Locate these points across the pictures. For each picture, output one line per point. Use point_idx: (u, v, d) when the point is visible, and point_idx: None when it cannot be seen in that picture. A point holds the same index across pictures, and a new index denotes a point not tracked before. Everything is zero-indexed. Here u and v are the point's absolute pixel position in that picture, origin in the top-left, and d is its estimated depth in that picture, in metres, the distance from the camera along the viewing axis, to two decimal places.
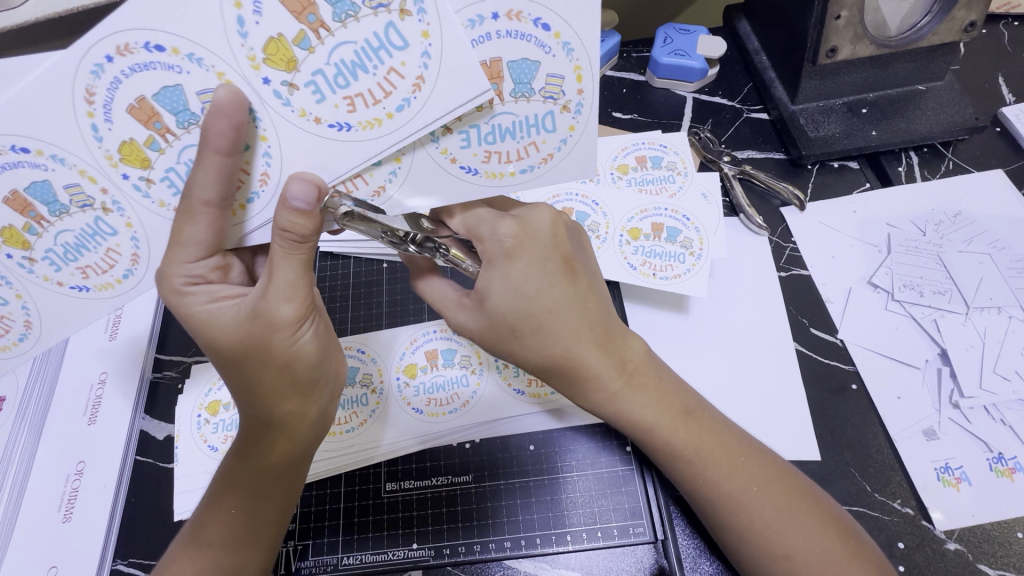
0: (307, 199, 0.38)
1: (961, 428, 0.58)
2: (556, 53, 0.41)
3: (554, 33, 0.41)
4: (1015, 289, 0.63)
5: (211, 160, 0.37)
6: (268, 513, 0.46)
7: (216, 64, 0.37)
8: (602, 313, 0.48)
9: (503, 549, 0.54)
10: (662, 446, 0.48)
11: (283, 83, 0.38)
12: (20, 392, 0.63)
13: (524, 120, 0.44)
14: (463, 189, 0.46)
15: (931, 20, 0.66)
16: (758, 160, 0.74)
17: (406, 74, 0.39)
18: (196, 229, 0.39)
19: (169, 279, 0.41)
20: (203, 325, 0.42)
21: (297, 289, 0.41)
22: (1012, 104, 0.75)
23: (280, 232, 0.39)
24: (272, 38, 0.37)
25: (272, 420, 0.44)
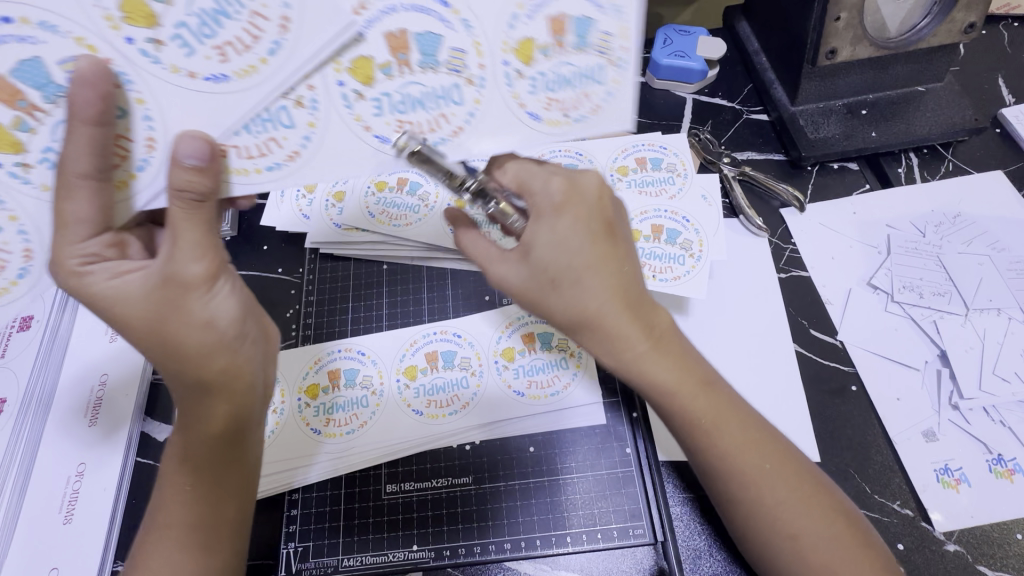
0: (199, 155, 0.39)
1: (961, 429, 0.58)
2: (608, 10, 0.40)
3: None
4: (1015, 290, 0.63)
5: (78, 131, 0.37)
6: (219, 487, 0.45)
7: (73, 29, 0.36)
8: (635, 276, 0.44)
9: (503, 550, 0.54)
10: (683, 416, 0.45)
11: (148, 41, 0.37)
12: (21, 392, 0.64)
13: (580, 71, 0.43)
14: (529, 137, 0.45)
15: (931, 21, 0.66)
16: (758, 161, 0.74)
17: (269, 16, 0.37)
18: (78, 205, 0.39)
19: (63, 264, 0.40)
20: (109, 303, 0.40)
21: (202, 244, 0.40)
22: (1012, 104, 0.75)
23: (177, 193, 0.39)
24: None
25: (207, 386, 0.42)
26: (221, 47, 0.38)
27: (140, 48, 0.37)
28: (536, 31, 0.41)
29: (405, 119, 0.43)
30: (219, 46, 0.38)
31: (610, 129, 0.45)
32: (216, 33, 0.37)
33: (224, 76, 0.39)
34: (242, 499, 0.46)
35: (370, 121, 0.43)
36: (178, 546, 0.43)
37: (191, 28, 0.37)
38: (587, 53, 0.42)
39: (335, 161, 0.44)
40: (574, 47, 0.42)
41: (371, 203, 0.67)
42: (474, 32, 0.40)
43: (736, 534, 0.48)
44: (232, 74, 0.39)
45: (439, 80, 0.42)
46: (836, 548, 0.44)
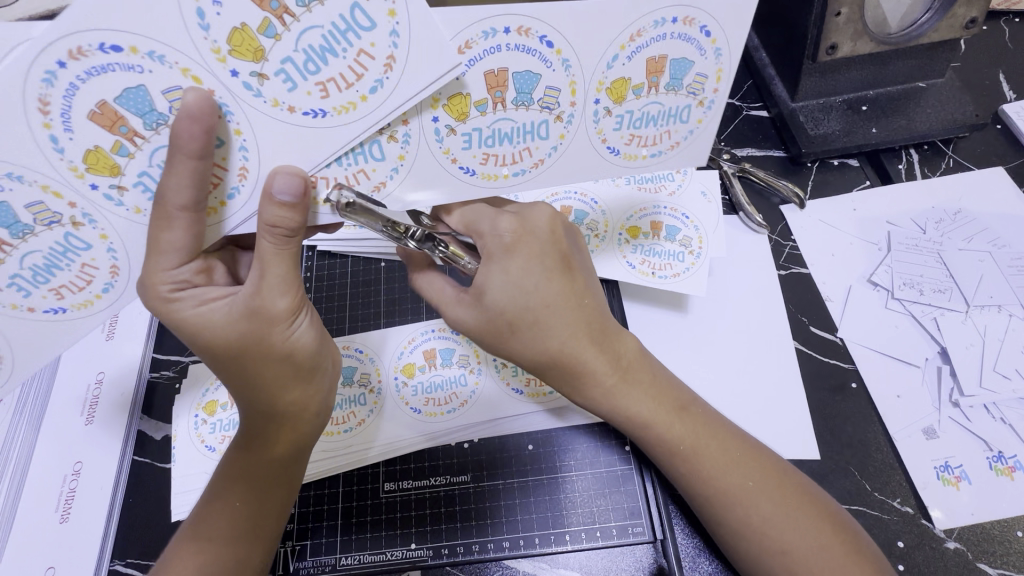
0: (293, 192, 0.37)
1: (961, 427, 0.58)
2: (708, 56, 0.40)
3: (712, 39, 0.40)
4: (1015, 287, 0.63)
5: (183, 164, 0.36)
6: (273, 505, 0.46)
7: (180, 59, 0.35)
8: (597, 310, 0.48)
9: (502, 549, 0.54)
10: (662, 441, 0.48)
11: (252, 74, 0.36)
12: (17, 388, 0.63)
13: (667, 109, 0.43)
14: (459, 189, 0.44)
15: (932, 17, 0.65)
16: (758, 158, 0.73)
17: (376, 55, 0.37)
18: (175, 235, 0.38)
19: (153, 288, 0.40)
20: (194, 328, 0.41)
21: (291, 283, 0.41)
22: (1013, 101, 0.75)
23: (269, 228, 0.38)
24: (235, 28, 0.35)
25: (277, 413, 0.45)
26: (324, 82, 0.37)
27: (244, 81, 0.36)
28: (632, 72, 0.41)
29: (491, 152, 0.43)
30: (322, 83, 0.37)
31: (684, 164, 0.46)
32: (322, 70, 0.37)
33: (323, 112, 0.38)
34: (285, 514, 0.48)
35: (457, 154, 0.43)
36: (218, 559, 0.44)
37: (297, 64, 0.36)
38: (677, 93, 0.42)
39: (421, 185, 0.44)
40: (666, 87, 0.42)
41: None
42: (572, 72, 0.40)
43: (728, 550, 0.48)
44: (331, 110, 0.38)
45: (530, 116, 0.42)
46: (829, 562, 0.44)
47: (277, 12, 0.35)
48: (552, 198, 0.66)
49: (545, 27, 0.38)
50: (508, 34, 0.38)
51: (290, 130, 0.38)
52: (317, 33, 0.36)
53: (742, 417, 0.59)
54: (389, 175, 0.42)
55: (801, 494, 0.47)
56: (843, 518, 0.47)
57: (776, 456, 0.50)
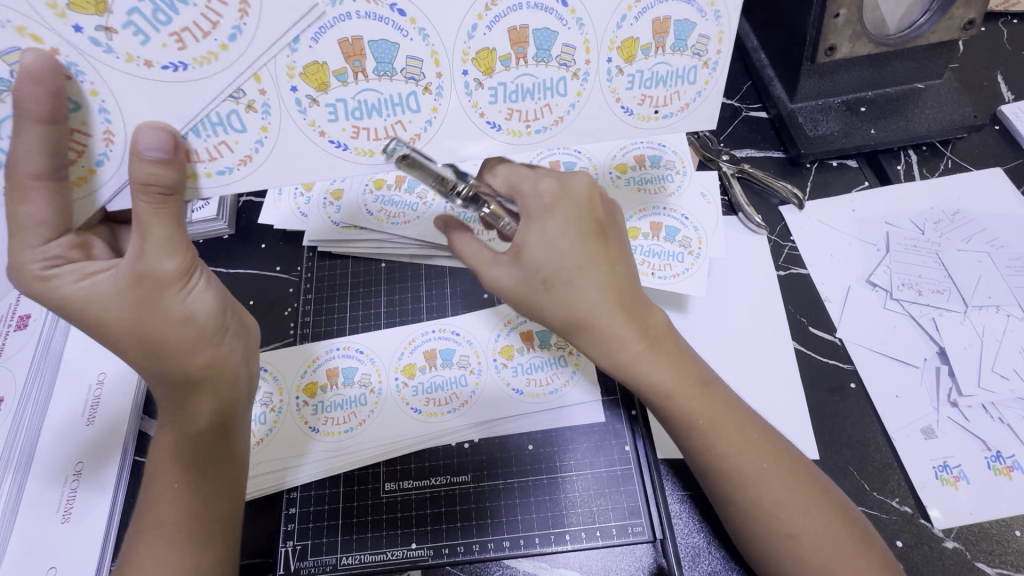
0: (161, 148, 0.38)
1: (960, 427, 0.58)
2: (708, 16, 0.43)
3: (710, 1, 0.43)
4: (1014, 287, 0.63)
5: (30, 129, 0.36)
6: (213, 478, 0.46)
7: (14, 18, 0.35)
8: (631, 278, 0.46)
9: (502, 548, 0.54)
10: (682, 419, 0.47)
11: (308, 96, 0.41)
12: (19, 389, 0.63)
13: (674, 70, 0.45)
14: (481, 141, 0.47)
15: (930, 18, 0.65)
16: (758, 159, 0.74)
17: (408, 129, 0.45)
18: (35, 208, 0.38)
19: (24, 267, 0.40)
20: (80, 304, 0.41)
21: (179, 242, 0.41)
22: (1012, 102, 0.75)
23: (141, 187, 0.38)
24: (317, 62, 0.40)
25: (193, 379, 0.44)
26: (177, 33, 0.37)
27: (89, 36, 0.36)
28: (640, 32, 0.43)
29: (514, 108, 0.46)
30: (176, 33, 0.37)
31: (687, 128, 0.49)
32: (173, 19, 0.36)
33: (182, 64, 0.38)
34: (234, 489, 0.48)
35: (485, 109, 0.45)
36: (176, 542, 0.44)
37: (144, 15, 0.36)
38: (683, 55, 0.45)
39: (453, 145, 0.47)
40: (672, 48, 0.44)
41: (369, 202, 0.66)
42: (586, 30, 0.43)
43: (734, 532, 0.48)
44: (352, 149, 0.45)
45: (549, 73, 0.44)
46: (833, 549, 0.44)
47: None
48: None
49: None
50: None
51: (161, 86, 0.38)
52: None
53: None
54: (422, 128, 0.45)
55: (811, 483, 0.47)
56: (843, 504, 0.47)
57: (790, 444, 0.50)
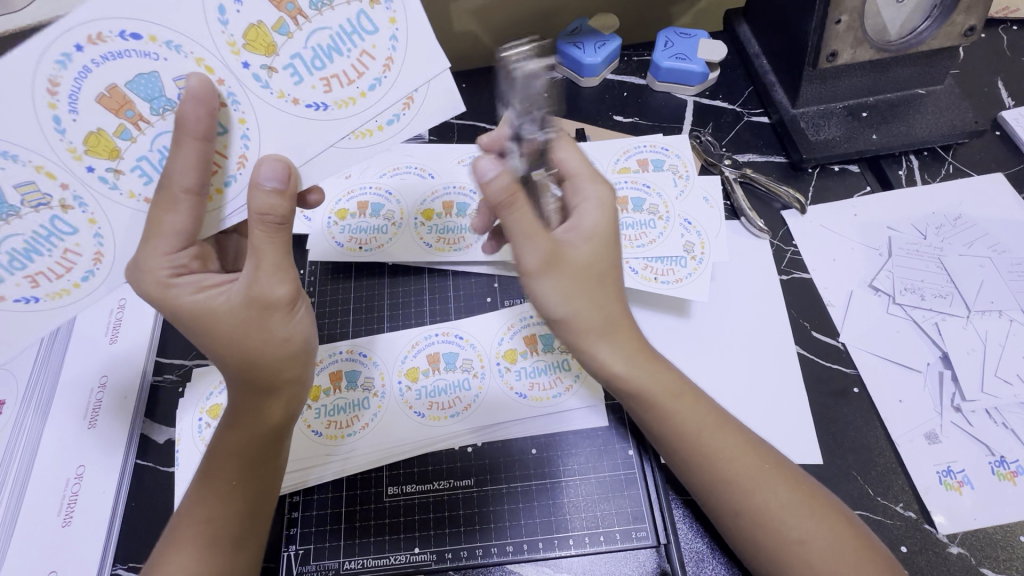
0: (278, 178, 0.43)
1: (963, 431, 0.58)
2: (651, 191, 0.67)
3: (653, 188, 0.67)
4: (1016, 292, 0.63)
5: (189, 145, 0.41)
6: (265, 484, 0.48)
7: (195, 50, 0.42)
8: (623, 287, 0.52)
9: (505, 553, 0.54)
10: (675, 423, 0.48)
11: (262, 66, 0.43)
12: (20, 393, 0.63)
13: (638, 221, 0.66)
14: (418, 254, 0.66)
15: (931, 25, 0.66)
16: (759, 164, 0.74)
17: (376, 56, 0.46)
18: (177, 218, 0.42)
19: (151, 273, 0.43)
20: (194, 316, 0.44)
21: (285, 270, 0.45)
22: (1012, 107, 0.75)
23: (259, 216, 0.42)
24: (252, 25, 0.42)
25: (270, 386, 0.47)
26: (327, 78, 0.45)
27: (254, 72, 0.43)
28: None
29: (444, 237, 0.67)
30: (326, 78, 0.45)
31: (662, 254, 0.64)
32: (326, 66, 0.45)
33: (324, 104, 0.46)
34: (273, 491, 0.50)
35: (423, 235, 0.67)
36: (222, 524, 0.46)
37: (304, 60, 0.44)
38: (642, 213, 0.66)
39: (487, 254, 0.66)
40: (633, 210, 0.66)
41: (337, 232, 0.67)
42: None
43: (737, 542, 0.48)
44: (331, 103, 0.46)
45: None
46: (841, 554, 0.45)
47: (291, 14, 0.43)
48: None
49: None
50: None
51: (299, 121, 0.45)
52: (325, 32, 0.44)
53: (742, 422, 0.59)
54: (386, 240, 0.67)
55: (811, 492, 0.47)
56: (847, 514, 0.48)
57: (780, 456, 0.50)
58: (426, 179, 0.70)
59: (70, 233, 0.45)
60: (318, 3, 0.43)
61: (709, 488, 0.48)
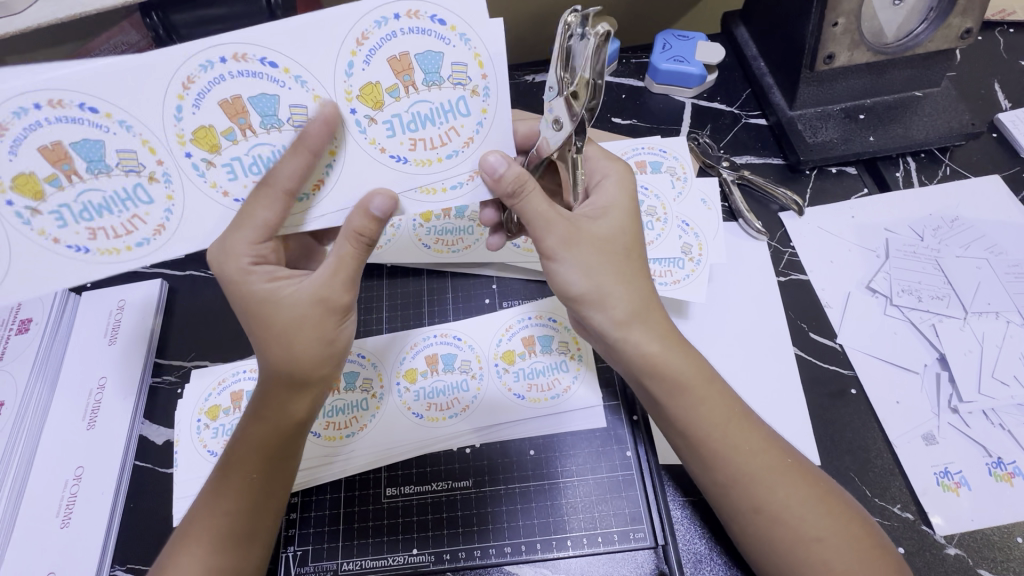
0: (385, 210, 0.43)
1: (961, 433, 0.58)
2: (648, 193, 0.67)
3: (650, 189, 0.67)
4: (1013, 293, 0.64)
5: (301, 157, 0.41)
6: (279, 481, 0.48)
7: (317, 88, 0.41)
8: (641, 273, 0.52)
9: (503, 554, 0.54)
10: (700, 418, 0.48)
11: (366, 117, 0.43)
12: (19, 395, 0.61)
13: None
14: (417, 256, 0.66)
15: (927, 27, 0.66)
16: (757, 165, 0.74)
17: (462, 132, 0.45)
18: (269, 214, 0.43)
19: (234, 258, 0.43)
20: (262, 303, 0.44)
21: (353, 283, 0.46)
22: (1009, 110, 0.76)
23: (351, 233, 0.43)
24: (370, 82, 0.42)
25: (303, 386, 0.46)
26: (415, 139, 0.44)
27: (357, 119, 0.43)
28: None
29: (442, 238, 0.67)
30: (414, 139, 0.44)
31: (660, 255, 0.64)
32: (418, 130, 0.44)
33: (406, 160, 0.45)
34: (284, 491, 0.49)
35: (422, 237, 0.67)
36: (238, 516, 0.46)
37: (401, 121, 0.43)
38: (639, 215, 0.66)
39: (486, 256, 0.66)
40: None
41: None
42: None
43: (745, 539, 0.48)
44: (413, 161, 0.45)
45: None
46: (854, 550, 0.45)
47: (405, 84, 0.42)
48: None
49: None
50: None
51: (384, 171, 0.45)
52: (425, 105, 0.43)
53: None
54: (384, 241, 0.67)
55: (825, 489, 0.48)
56: (856, 511, 0.48)
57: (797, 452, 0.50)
58: None
59: (144, 202, 0.43)
60: (432, 81, 0.42)
61: (726, 486, 0.48)
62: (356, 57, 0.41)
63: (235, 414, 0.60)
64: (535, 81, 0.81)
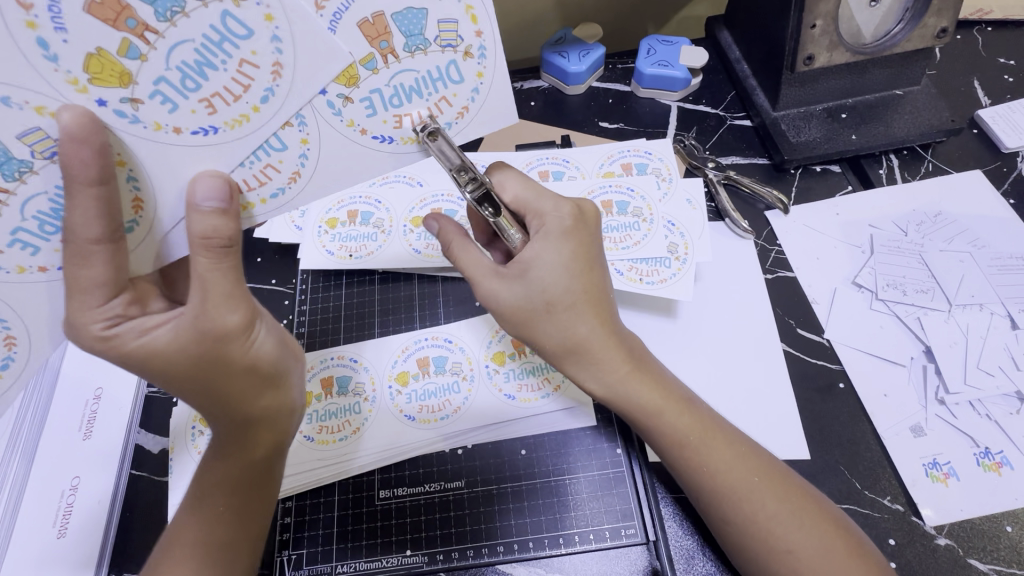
0: (215, 197, 0.40)
1: (948, 424, 0.59)
2: (636, 195, 0.68)
3: (637, 191, 0.68)
4: (996, 286, 0.64)
5: (85, 194, 0.37)
6: (255, 503, 0.48)
7: (31, 98, 0.34)
8: (601, 295, 0.50)
9: (497, 553, 0.54)
10: (666, 433, 0.50)
11: (124, 100, 0.36)
12: (14, 408, 0.63)
13: (623, 224, 0.67)
14: (408, 261, 0.67)
15: (903, 28, 0.67)
16: (742, 166, 0.75)
17: (260, 63, 0.38)
18: (95, 271, 0.39)
19: (86, 328, 0.40)
20: (141, 360, 0.41)
21: (238, 296, 0.42)
22: (988, 106, 0.77)
23: (201, 241, 0.40)
24: (91, 54, 0.34)
25: (252, 420, 0.46)
26: (208, 98, 0.38)
27: (114, 108, 0.36)
28: None
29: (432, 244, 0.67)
30: (206, 99, 0.38)
31: (647, 255, 0.65)
32: (203, 85, 0.37)
33: (214, 128, 0.39)
34: (270, 504, 0.50)
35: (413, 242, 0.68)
36: (219, 540, 0.46)
37: (172, 83, 0.36)
38: (626, 216, 0.67)
39: None
40: (617, 213, 0.67)
41: (326, 241, 0.68)
42: None
43: (733, 552, 0.49)
44: (223, 125, 0.39)
45: None
46: (829, 557, 0.46)
47: (136, 31, 0.34)
48: None
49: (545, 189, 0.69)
50: None
51: (199, 150, 0.40)
52: (188, 47, 0.36)
53: (730, 420, 0.60)
54: (376, 247, 0.68)
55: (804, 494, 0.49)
56: (829, 508, 0.49)
57: (773, 458, 0.51)
58: (415, 187, 0.70)
59: None
60: (167, 12, 0.34)
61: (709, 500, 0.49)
62: (39, 29, 0.32)
63: None
64: (523, 87, 0.83)
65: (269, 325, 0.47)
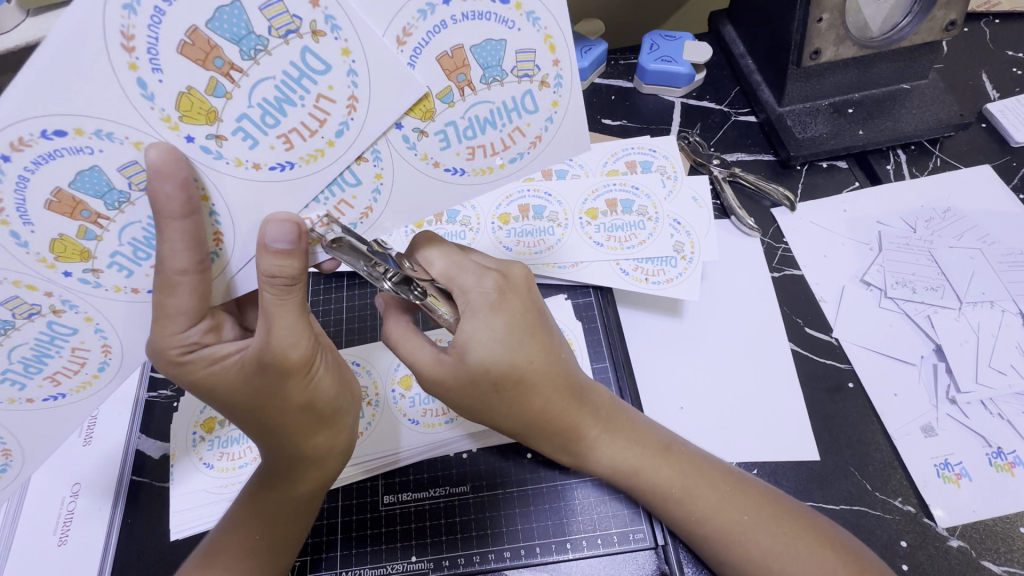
0: (285, 240, 0.37)
1: (960, 424, 0.58)
2: (639, 194, 0.67)
3: (640, 189, 0.68)
4: (1007, 282, 0.63)
5: (171, 227, 0.35)
6: (290, 535, 0.48)
7: (130, 134, 0.33)
8: (564, 368, 0.49)
9: (503, 559, 0.53)
10: (647, 488, 0.50)
11: (209, 136, 0.35)
12: None
13: (627, 223, 0.66)
14: None
15: (912, 20, 0.66)
16: (747, 162, 0.74)
17: (337, 98, 0.36)
18: (180, 300, 0.38)
19: (163, 352, 0.40)
20: (207, 386, 0.42)
21: (303, 334, 0.41)
22: (997, 100, 0.76)
23: (268, 279, 0.38)
24: (182, 93, 0.33)
25: (304, 456, 0.46)
26: (286, 133, 0.36)
27: (201, 145, 0.35)
28: (598, 205, 0.67)
29: None
30: (284, 134, 0.36)
31: (653, 254, 0.64)
32: (282, 121, 0.36)
33: (290, 163, 0.37)
34: (306, 530, 0.50)
35: None
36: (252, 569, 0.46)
37: (253, 120, 0.35)
38: (631, 215, 0.66)
39: None
40: (621, 212, 0.67)
41: None
42: (562, 204, 0.68)
43: None
44: (298, 160, 0.37)
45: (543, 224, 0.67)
46: None
47: (223, 70, 0.33)
48: (508, 201, 0.68)
49: (548, 188, 0.68)
50: (529, 189, 0.69)
51: (273, 189, 0.38)
52: (270, 84, 0.34)
53: (739, 421, 0.59)
54: None
55: (802, 519, 0.48)
56: (831, 531, 0.48)
57: (759, 481, 0.51)
58: None
59: (71, 333, 0.40)
60: (252, 51, 0.33)
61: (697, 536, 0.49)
62: (139, 70, 0.31)
63: (231, 426, 0.60)
64: None
65: (330, 362, 0.46)
